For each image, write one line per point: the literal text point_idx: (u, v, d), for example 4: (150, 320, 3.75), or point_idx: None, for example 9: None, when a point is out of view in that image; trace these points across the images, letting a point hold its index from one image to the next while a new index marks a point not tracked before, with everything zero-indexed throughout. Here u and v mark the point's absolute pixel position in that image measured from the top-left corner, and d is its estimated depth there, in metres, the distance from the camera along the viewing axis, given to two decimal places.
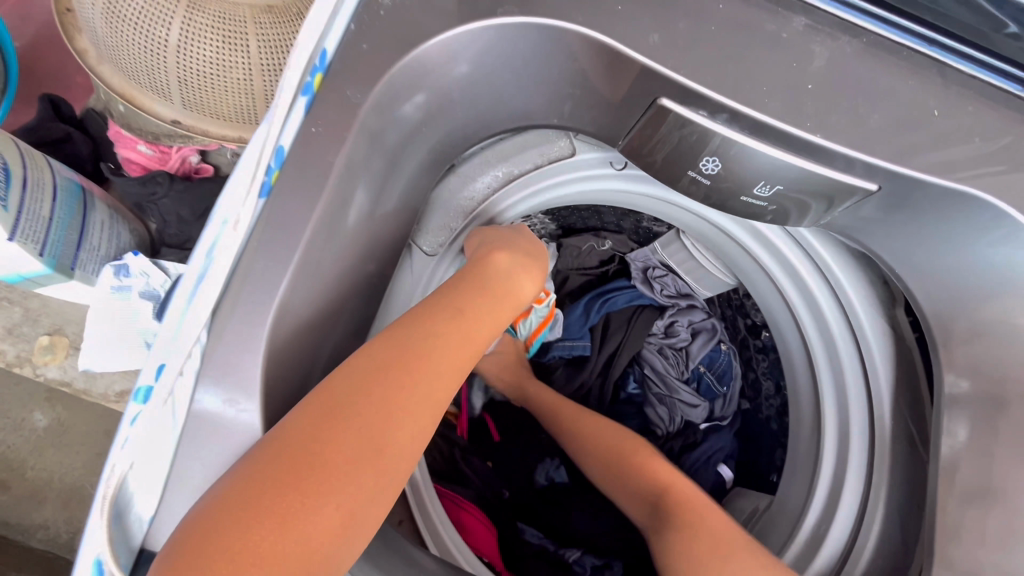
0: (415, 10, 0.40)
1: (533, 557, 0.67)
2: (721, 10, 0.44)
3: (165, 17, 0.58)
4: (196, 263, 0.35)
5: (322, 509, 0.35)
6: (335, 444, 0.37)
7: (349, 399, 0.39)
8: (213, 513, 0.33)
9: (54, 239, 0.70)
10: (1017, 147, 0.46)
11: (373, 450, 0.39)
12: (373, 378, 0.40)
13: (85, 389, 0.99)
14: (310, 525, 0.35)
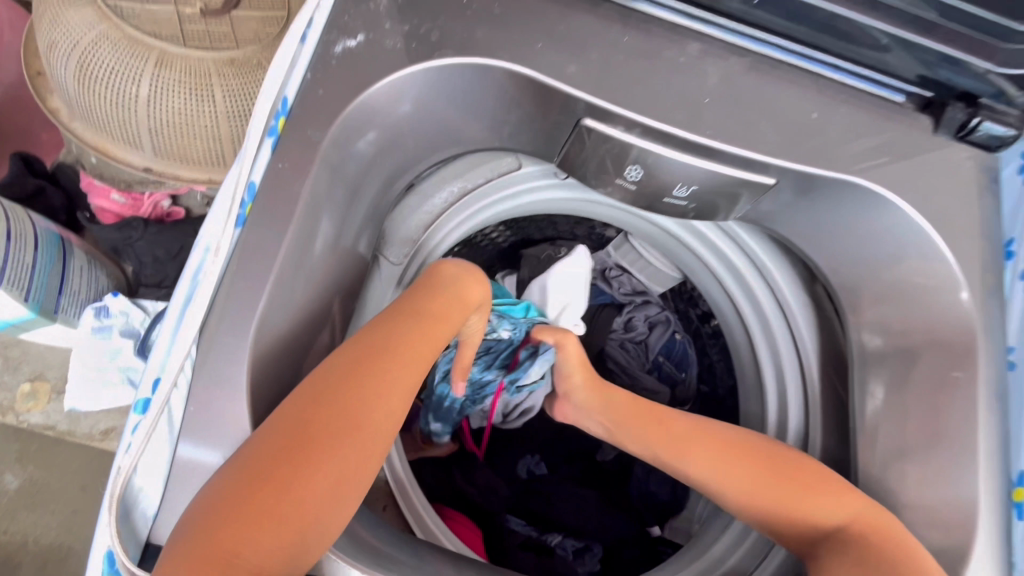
0: (363, 58, 0.47)
1: (518, 547, 0.71)
2: (626, 42, 0.51)
3: (136, 74, 0.63)
4: (184, 289, 0.42)
5: (303, 497, 0.38)
6: (310, 436, 0.40)
7: (320, 395, 0.42)
8: (206, 506, 0.37)
9: (38, 285, 0.74)
10: (884, 139, 0.55)
11: (348, 440, 0.41)
12: (344, 374, 0.43)
13: (69, 431, 1.04)
14: (293, 512, 0.38)
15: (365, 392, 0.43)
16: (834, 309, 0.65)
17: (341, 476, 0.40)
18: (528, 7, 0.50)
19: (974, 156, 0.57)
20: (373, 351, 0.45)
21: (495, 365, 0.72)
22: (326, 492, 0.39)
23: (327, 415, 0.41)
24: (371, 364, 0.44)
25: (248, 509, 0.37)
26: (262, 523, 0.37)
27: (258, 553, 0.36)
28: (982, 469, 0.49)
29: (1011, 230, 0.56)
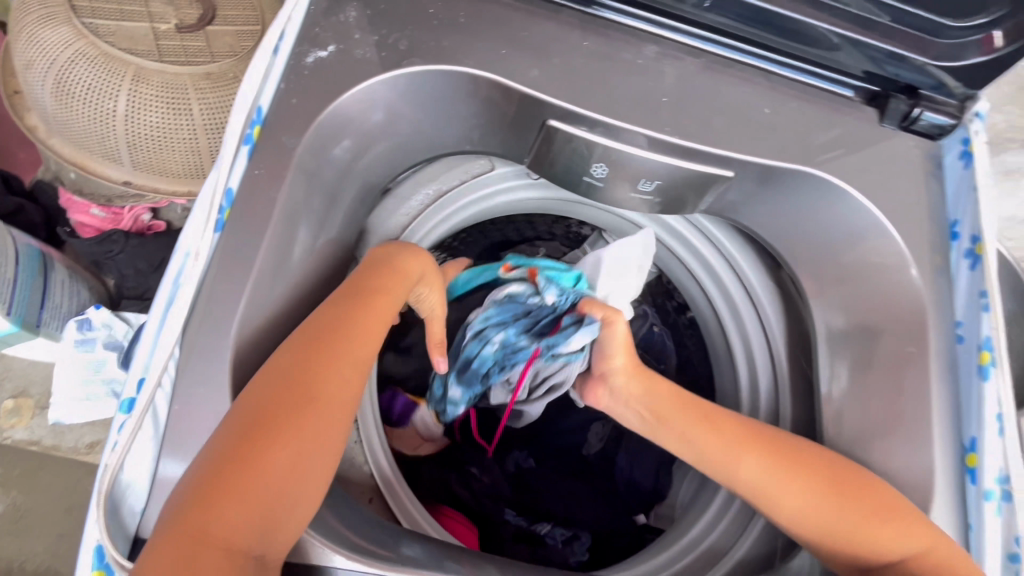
0: (334, 68, 0.49)
1: (511, 540, 0.73)
2: (586, 46, 0.54)
3: (113, 90, 0.64)
4: (165, 292, 0.43)
5: (271, 474, 0.39)
6: (272, 414, 0.40)
7: (276, 374, 0.42)
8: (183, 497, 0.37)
9: (20, 298, 0.75)
10: (834, 132, 0.58)
11: (309, 419, 0.41)
12: (299, 356, 0.43)
13: (54, 445, 1.03)
14: (260, 492, 0.38)
15: (321, 371, 0.43)
16: (796, 292, 0.67)
17: (306, 455, 0.41)
18: (492, 16, 0.53)
19: (919, 145, 0.60)
20: (329, 333, 0.46)
21: (532, 331, 0.68)
22: (291, 471, 0.40)
23: (286, 397, 0.41)
24: (325, 345, 0.45)
25: (216, 495, 0.37)
26: (231, 507, 0.37)
27: (231, 537, 0.37)
28: (937, 438, 0.52)
29: (954, 212, 0.59)
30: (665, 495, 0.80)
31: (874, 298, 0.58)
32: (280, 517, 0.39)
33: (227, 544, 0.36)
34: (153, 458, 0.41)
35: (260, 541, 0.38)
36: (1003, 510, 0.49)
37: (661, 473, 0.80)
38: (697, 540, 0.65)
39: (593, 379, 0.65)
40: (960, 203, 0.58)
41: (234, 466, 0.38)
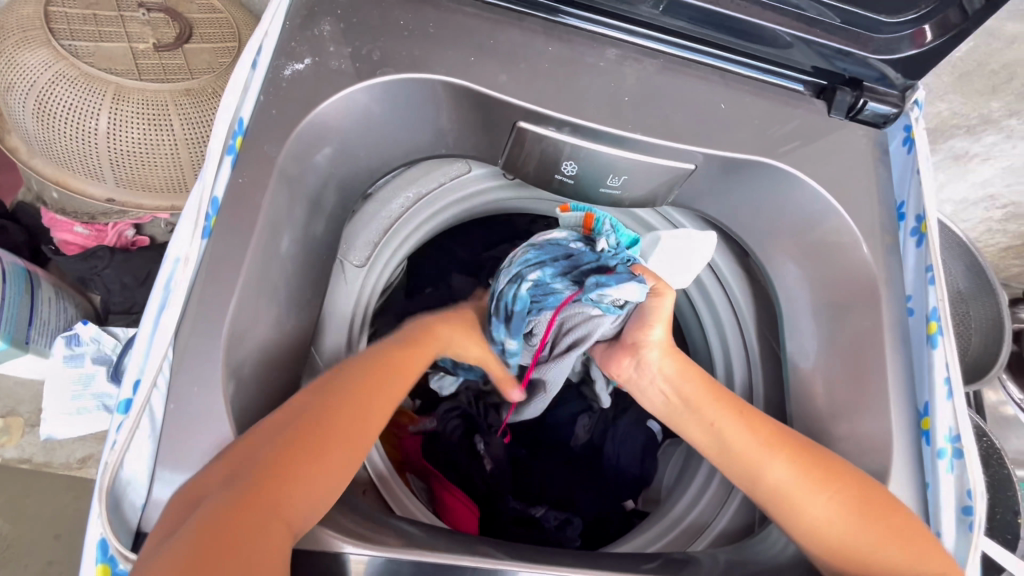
0: (311, 79, 0.51)
1: (513, 524, 0.75)
2: (550, 51, 0.57)
3: (93, 109, 0.66)
4: (157, 296, 0.45)
5: (295, 481, 0.41)
6: (308, 430, 0.44)
7: (322, 397, 0.47)
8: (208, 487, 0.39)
9: (7, 316, 0.75)
10: (787, 123, 0.62)
11: (338, 442, 0.45)
12: (366, 384, 0.50)
13: (46, 462, 1.03)
14: (312, 489, 0.42)
15: (382, 405, 0.50)
16: (763, 277, 0.70)
17: (347, 471, 0.45)
18: (459, 26, 0.55)
19: (865, 133, 0.64)
20: (392, 375, 0.52)
21: (570, 275, 0.63)
22: (338, 475, 0.44)
23: (349, 414, 0.47)
24: (388, 384, 0.52)
25: (274, 485, 0.40)
26: (287, 498, 0.40)
27: (280, 525, 0.39)
28: (891, 404, 0.56)
29: (901, 195, 0.64)
30: (652, 479, 0.82)
31: (831, 277, 0.62)
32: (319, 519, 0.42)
33: (276, 531, 0.39)
34: (151, 457, 0.42)
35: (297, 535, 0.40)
36: (955, 466, 0.53)
37: (646, 456, 0.83)
38: (681, 516, 0.68)
39: (620, 347, 0.64)
40: (905, 186, 0.63)
41: (295, 460, 0.42)
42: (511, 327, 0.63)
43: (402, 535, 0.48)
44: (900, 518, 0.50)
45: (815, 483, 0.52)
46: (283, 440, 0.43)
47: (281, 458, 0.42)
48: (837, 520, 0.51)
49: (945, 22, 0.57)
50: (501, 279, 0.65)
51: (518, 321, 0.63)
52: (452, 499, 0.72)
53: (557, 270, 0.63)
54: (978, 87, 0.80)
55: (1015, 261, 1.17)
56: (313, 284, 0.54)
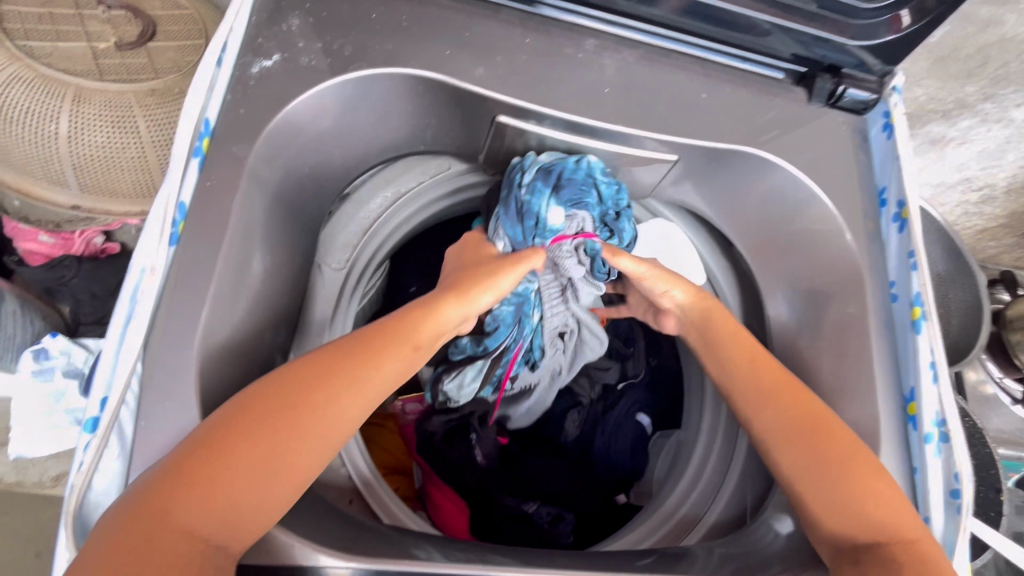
0: (280, 77, 0.49)
1: (507, 521, 0.74)
2: (529, 43, 0.56)
3: (53, 113, 0.62)
4: (123, 306, 0.42)
5: (216, 493, 0.37)
6: (243, 435, 0.39)
7: (269, 398, 0.41)
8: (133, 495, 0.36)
9: None
10: (770, 112, 0.62)
11: (273, 449, 0.39)
12: (298, 372, 0.43)
13: (20, 482, 0.99)
14: (224, 498, 0.37)
15: (323, 391, 0.42)
16: (747, 267, 0.71)
17: (271, 471, 0.39)
18: (433, 18, 0.54)
19: (845, 120, 0.65)
20: (340, 357, 0.45)
21: (609, 200, 0.61)
22: (259, 476, 0.38)
23: (272, 405, 0.41)
24: (332, 366, 0.44)
25: (175, 498, 0.36)
26: (187, 509, 0.36)
27: (184, 539, 0.35)
28: (878, 391, 0.56)
29: (881, 180, 0.64)
30: (643, 473, 0.82)
31: (812, 262, 0.62)
32: (242, 523, 0.38)
33: (180, 546, 0.35)
34: (122, 476, 0.39)
35: (213, 545, 0.36)
36: (942, 450, 0.53)
37: (637, 452, 0.82)
38: (674, 509, 0.68)
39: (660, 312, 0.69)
40: (886, 171, 0.63)
41: (198, 470, 0.37)
42: (555, 193, 0.58)
43: (387, 543, 0.47)
44: (857, 465, 0.50)
45: (780, 437, 0.53)
46: (184, 448, 0.37)
47: (180, 472, 0.36)
48: (803, 465, 0.51)
49: (923, 6, 0.56)
50: (547, 153, 0.60)
51: (565, 189, 0.58)
52: (441, 497, 0.73)
53: (605, 172, 0.61)
54: (954, 72, 0.81)
55: (991, 244, 1.20)
56: (288, 289, 0.52)
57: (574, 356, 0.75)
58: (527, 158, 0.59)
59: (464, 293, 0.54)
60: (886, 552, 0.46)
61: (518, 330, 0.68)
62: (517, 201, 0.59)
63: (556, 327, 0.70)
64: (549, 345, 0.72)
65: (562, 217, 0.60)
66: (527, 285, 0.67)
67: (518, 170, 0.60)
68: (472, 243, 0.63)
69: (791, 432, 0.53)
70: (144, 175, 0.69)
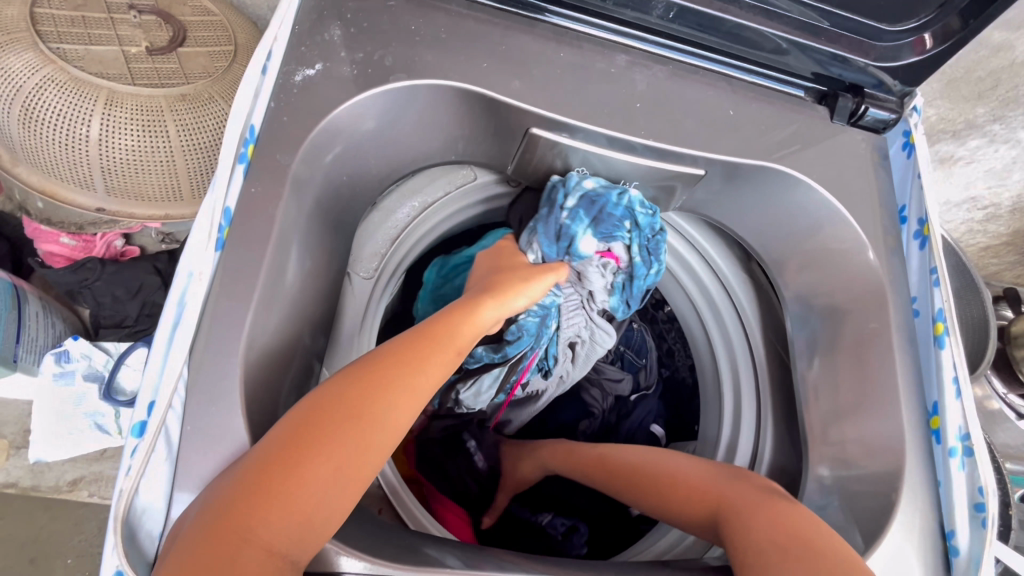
0: (322, 85, 0.50)
1: (513, 531, 0.74)
2: (563, 57, 0.57)
3: (84, 116, 0.62)
4: (170, 311, 0.42)
5: (287, 508, 0.37)
6: (307, 450, 0.38)
7: (326, 411, 0.40)
8: (205, 516, 0.35)
9: None
10: (794, 129, 0.63)
11: (338, 463, 0.39)
12: (354, 379, 0.43)
13: (34, 486, 0.98)
14: (297, 509, 0.37)
15: (382, 399, 0.42)
16: (767, 281, 0.72)
17: (339, 483, 0.39)
18: (469, 31, 0.55)
19: (865, 138, 0.66)
20: (390, 363, 0.44)
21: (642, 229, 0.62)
22: (328, 487, 0.38)
23: (335, 415, 0.40)
24: (388, 373, 0.44)
25: (249, 513, 0.36)
26: (263, 524, 0.36)
27: (263, 555, 0.35)
28: (902, 403, 0.56)
29: (902, 198, 0.66)
30: None
31: (835, 277, 0.63)
32: (315, 534, 0.38)
33: (258, 562, 0.35)
34: (168, 482, 0.39)
35: (289, 560, 0.36)
36: (966, 464, 0.53)
37: None
38: None
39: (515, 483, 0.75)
40: (905, 189, 0.65)
41: (268, 488, 0.36)
42: (591, 221, 0.61)
43: (417, 551, 0.46)
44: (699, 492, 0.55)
45: (643, 493, 0.60)
46: (253, 463, 0.37)
47: (250, 491, 0.36)
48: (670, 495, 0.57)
49: (947, 29, 0.58)
50: (589, 177, 0.61)
51: (602, 218, 0.61)
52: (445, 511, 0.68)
53: (644, 204, 0.62)
54: (964, 94, 0.83)
55: (993, 261, 1.22)
56: (324, 296, 0.52)
57: (585, 361, 0.76)
58: (572, 180, 0.61)
59: (500, 300, 0.56)
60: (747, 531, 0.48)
61: (537, 340, 0.69)
62: (556, 222, 0.62)
63: (570, 338, 0.72)
64: (562, 354, 0.73)
65: (593, 246, 0.63)
66: (554, 298, 0.68)
67: (560, 191, 0.61)
68: (506, 249, 0.66)
69: (646, 487, 0.59)
70: (171, 179, 0.69)
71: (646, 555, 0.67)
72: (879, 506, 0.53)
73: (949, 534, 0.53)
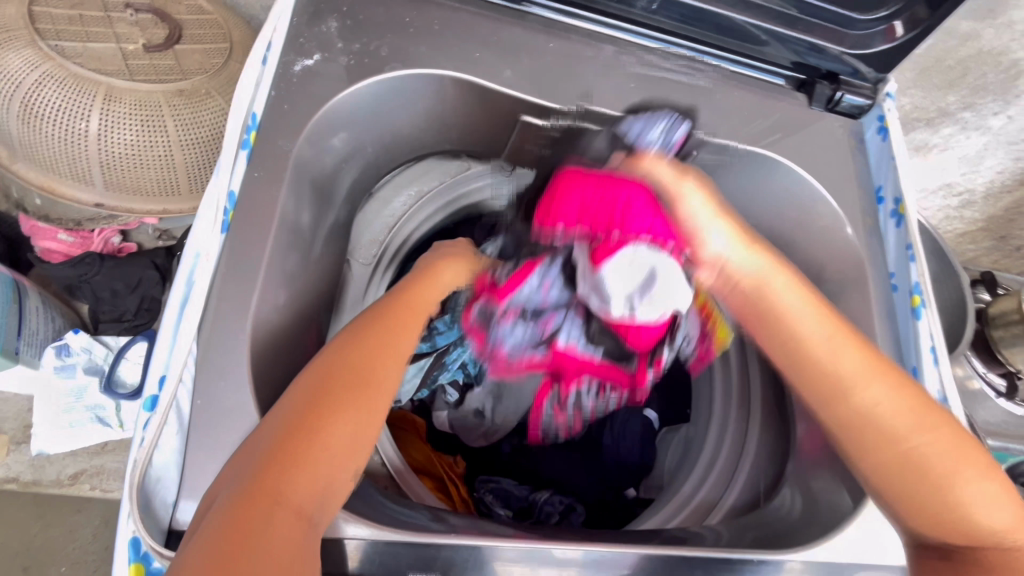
0: (322, 75, 0.52)
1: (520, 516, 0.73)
2: (552, 48, 0.59)
3: (84, 111, 0.63)
4: (179, 288, 0.44)
5: (310, 476, 0.38)
6: (317, 419, 0.39)
7: (328, 379, 0.41)
8: (232, 494, 0.36)
9: None
10: (774, 114, 0.66)
11: (349, 427, 0.40)
12: (356, 346, 0.43)
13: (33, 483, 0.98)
14: (320, 477, 0.38)
15: (386, 365, 0.44)
16: None
17: (354, 446, 0.40)
18: (462, 23, 0.57)
19: (842, 123, 0.69)
20: (380, 327, 0.45)
21: None
22: (345, 451, 0.40)
23: (341, 383, 0.41)
24: (389, 339, 0.45)
25: (272, 484, 0.36)
26: (287, 492, 0.36)
27: (293, 520, 0.36)
28: None
29: (878, 180, 0.67)
30: (653, 466, 0.83)
31: (816, 255, 0.66)
32: (336, 497, 0.39)
33: (289, 527, 0.35)
34: (180, 452, 0.40)
35: (315, 522, 0.37)
36: None
37: (646, 446, 0.83)
38: (691, 495, 0.68)
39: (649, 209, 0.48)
40: (882, 171, 0.66)
41: (286, 458, 0.37)
42: None
43: (418, 519, 0.47)
44: (927, 445, 0.44)
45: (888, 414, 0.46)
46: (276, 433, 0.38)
47: (271, 463, 0.37)
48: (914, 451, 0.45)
49: (915, 17, 0.61)
50: None
51: None
52: (560, 201, 0.50)
53: None
54: (936, 82, 0.87)
55: (970, 247, 1.26)
56: (326, 278, 0.54)
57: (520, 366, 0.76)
58: None
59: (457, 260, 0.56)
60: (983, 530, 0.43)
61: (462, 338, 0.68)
62: None
63: None
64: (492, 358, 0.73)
65: None
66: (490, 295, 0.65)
67: None
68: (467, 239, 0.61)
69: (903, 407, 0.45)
70: (169, 172, 0.70)
71: (647, 522, 0.67)
72: None
73: None
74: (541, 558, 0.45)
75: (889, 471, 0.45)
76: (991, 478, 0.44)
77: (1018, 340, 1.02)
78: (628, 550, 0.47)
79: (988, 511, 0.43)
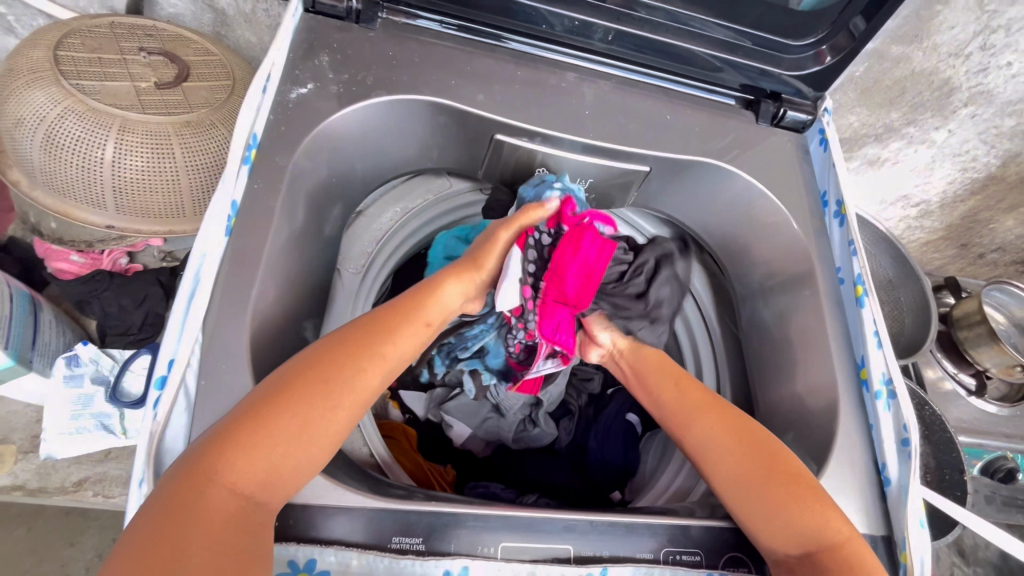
0: (314, 101, 0.59)
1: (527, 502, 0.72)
2: (520, 75, 0.67)
3: (99, 141, 0.70)
4: (187, 284, 0.49)
5: (257, 460, 0.43)
6: (277, 414, 0.45)
7: (296, 379, 0.47)
8: (186, 463, 0.42)
9: (16, 334, 0.77)
10: (723, 128, 0.73)
11: (304, 424, 0.46)
12: (330, 353, 0.50)
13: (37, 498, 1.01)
14: (265, 461, 0.43)
15: (352, 367, 0.49)
16: (719, 269, 0.80)
17: (306, 441, 0.45)
18: (438, 54, 0.64)
19: (789, 137, 0.76)
20: (353, 340, 0.51)
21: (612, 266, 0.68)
22: (297, 444, 0.45)
23: (309, 383, 0.47)
24: (360, 345, 0.51)
25: (221, 461, 0.42)
26: (231, 471, 0.42)
27: (229, 496, 0.41)
28: (835, 357, 0.64)
29: (823, 185, 0.74)
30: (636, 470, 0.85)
31: (769, 254, 0.72)
32: (282, 483, 0.44)
33: (225, 501, 0.41)
34: (187, 427, 0.46)
35: (254, 502, 0.43)
36: (891, 406, 0.59)
37: (628, 449, 0.86)
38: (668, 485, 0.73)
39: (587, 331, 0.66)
40: (825, 178, 0.74)
41: (240, 441, 0.43)
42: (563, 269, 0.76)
43: (403, 492, 0.52)
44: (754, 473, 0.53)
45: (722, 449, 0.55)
46: (232, 421, 0.44)
47: (226, 443, 0.43)
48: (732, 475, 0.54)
49: (838, 44, 0.69)
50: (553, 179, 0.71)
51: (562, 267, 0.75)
52: (556, 274, 0.61)
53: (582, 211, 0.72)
54: (878, 100, 0.95)
55: (935, 255, 1.33)
56: (319, 280, 0.59)
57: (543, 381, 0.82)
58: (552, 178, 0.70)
59: (459, 279, 0.60)
60: (815, 558, 0.49)
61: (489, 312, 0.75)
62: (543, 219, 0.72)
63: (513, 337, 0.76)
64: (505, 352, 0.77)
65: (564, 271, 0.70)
66: None
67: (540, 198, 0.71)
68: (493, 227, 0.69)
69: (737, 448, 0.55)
70: (175, 196, 0.76)
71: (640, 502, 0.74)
72: (821, 444, 0.60)
73: (882, 468, 0.58)
74: (511, 524, 0.49)
75: (723, 484, 0.54)
76: (817, 506, 0.51)
77: (981, 340, 1.07)
78: (595, 516, 0.50)
79: (797, 525, 0.50)
